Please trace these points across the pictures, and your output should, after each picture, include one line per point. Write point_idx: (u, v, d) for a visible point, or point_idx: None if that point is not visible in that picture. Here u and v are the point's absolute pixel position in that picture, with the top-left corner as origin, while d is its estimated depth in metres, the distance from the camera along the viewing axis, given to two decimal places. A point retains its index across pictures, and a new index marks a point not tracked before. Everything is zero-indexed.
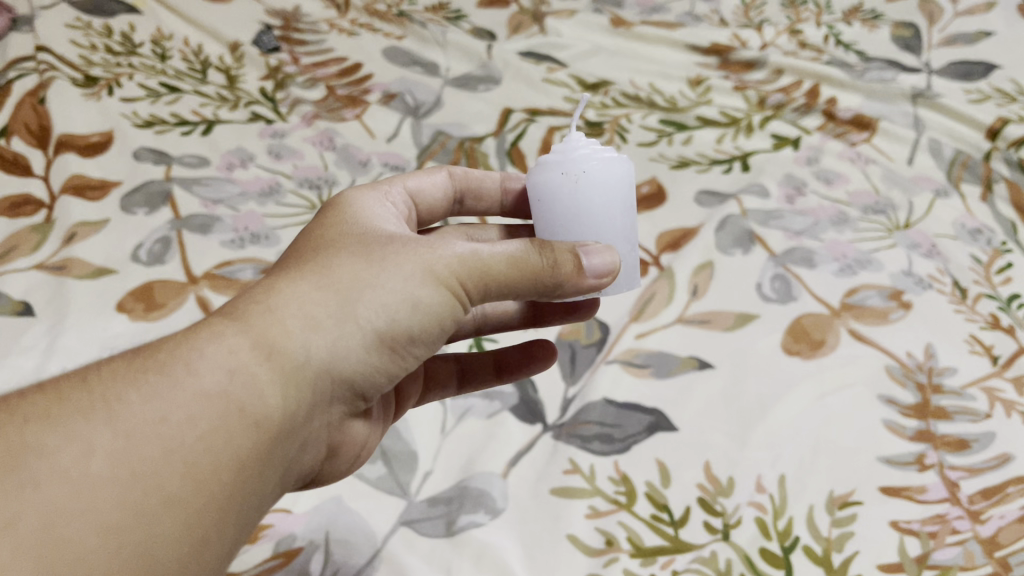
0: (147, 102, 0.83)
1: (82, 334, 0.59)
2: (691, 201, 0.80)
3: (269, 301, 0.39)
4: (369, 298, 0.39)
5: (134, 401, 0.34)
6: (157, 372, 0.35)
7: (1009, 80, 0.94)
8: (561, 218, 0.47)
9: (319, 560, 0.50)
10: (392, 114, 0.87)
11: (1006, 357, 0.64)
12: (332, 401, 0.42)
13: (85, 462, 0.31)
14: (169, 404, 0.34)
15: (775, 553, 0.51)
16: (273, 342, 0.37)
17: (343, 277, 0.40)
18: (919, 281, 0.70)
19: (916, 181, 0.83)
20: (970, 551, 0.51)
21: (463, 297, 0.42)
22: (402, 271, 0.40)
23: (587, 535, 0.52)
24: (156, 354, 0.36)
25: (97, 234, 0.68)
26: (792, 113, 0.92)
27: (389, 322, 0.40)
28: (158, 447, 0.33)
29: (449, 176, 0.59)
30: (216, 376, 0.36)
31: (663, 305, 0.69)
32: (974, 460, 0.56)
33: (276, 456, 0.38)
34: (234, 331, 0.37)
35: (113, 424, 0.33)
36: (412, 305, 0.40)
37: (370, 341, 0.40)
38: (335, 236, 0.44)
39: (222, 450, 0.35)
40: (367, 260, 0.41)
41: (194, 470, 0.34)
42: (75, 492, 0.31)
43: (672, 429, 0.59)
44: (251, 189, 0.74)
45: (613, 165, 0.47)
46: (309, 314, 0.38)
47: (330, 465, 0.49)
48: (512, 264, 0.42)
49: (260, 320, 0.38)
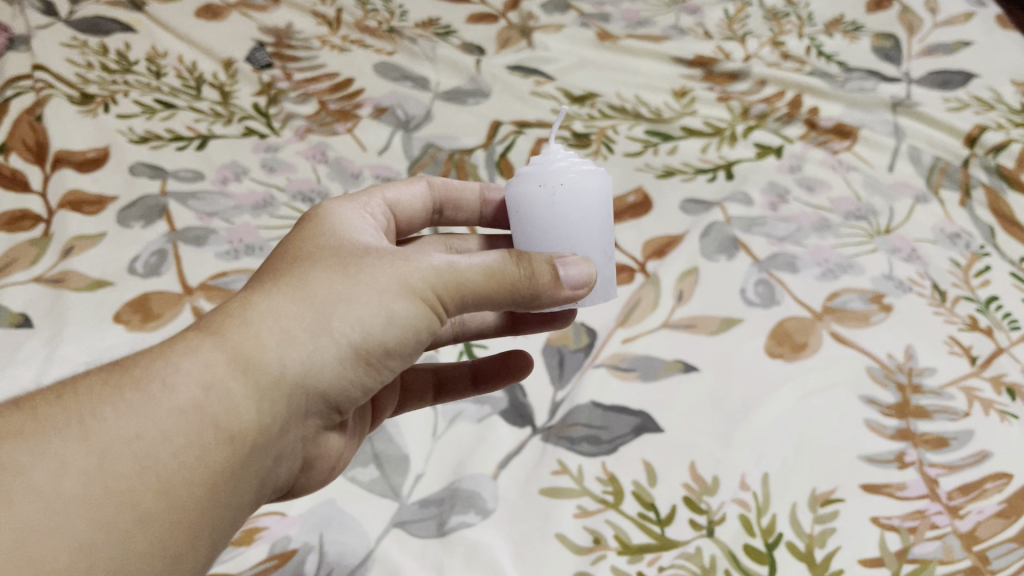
0: (143, 118, 0.85)
1: (80, 346, 0.60)
2: (676, 209, 0.81)
3: (244, 317, 0.40)
4: (343, 313, 0.41)
5: (110, 418, 0.35)
6: (132, 388, 0.36)
7: (987, 88, 0.96)
8: (538, 229, 0.49)
9: (313, 561, 0.51)
10: (383, 127, 0.89)
11: (985, 357, 0.65)
12: (307, 414, 0.43)
13: (59, 481, 0.33)
14: (145, 420, 0.35)
15: (758, 548, 0.52)
16: (249, 356, 0.39)
17: (317, 291, 0.41)
18: (900, 284, 0.72)
19: (896, 188, 0.84)
20: (948, 546, 0.53)
21: (438, 308, 0.43)
22: (376, 286, 0.42)
23: (576, 534, 0.53)
24: (132, 368, 0.37)
25: (94, 247, 0.69)
26: (774, 122, 0.94)
27: (363, 336, 0.41)
28: (132, 464, 0.34)
29: (428, 187, 0.61)
30: (190, 392, 0.37)
31: (649, 310, 0.70)
32: (952, 456, 0.58)
33: (251, 469, 0.40)
34: (210, 347, 0.39)
35: (89, 443, 0.34)
36: (386, 319, 0.42)
37: (345, 354, 0.41)
38: (310, 249, 0.45)
39: (194, 467, 0.36)
40: (342, 274, 0.42)
41: (166, 484, 0.35)
42: (48, 511, 0.32)
43: (658, 430, 0.60)
44: (246, 202, 0.76)
45: (590, 178, 0.48)
46: (285, 328, 0.40)
47: (306, 477, 0.50)
48: (486, 276, 0.43)
49: (235, 334, 0.39)
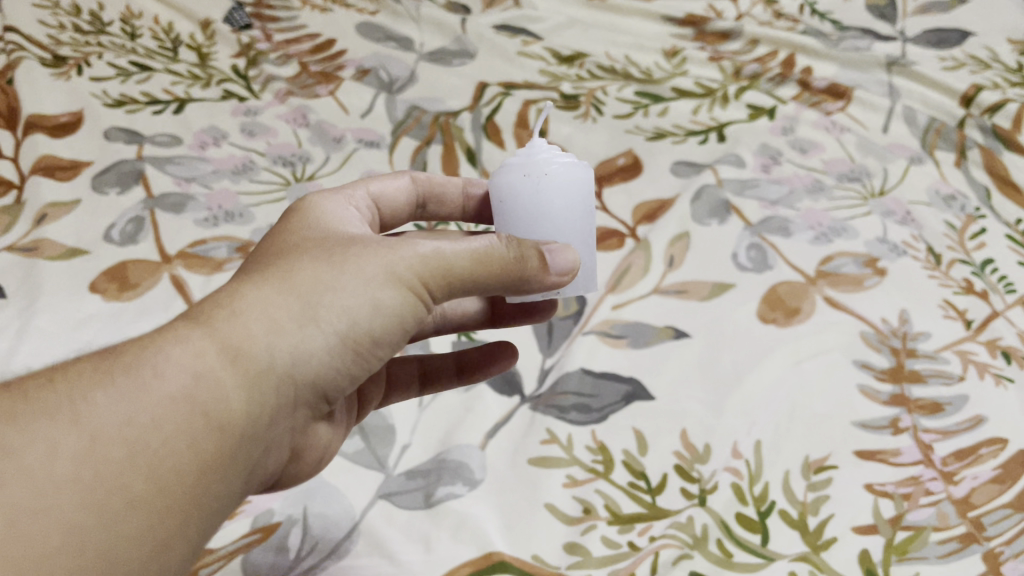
0: (118, 81, 0.82)
1: (55, 317, 0.58)
2: (667, 172, 0.79)
3: (233, 305, 0.38)
4: (332, 302, 0.39)
5: (101, 402, 0.33)
6: (124, 373, 0.34)
7: (983, 47, 0.94)
8: (521, 220, 0.47)
9: (297, 535, 0.50)
10: (366, 89, 0.86)
11: (979, 321, 0.64)
12: (297, 404, 0.41)
13: (49, 464, 0.31)
14: (135, 405, 0.34)
15: (750, 517, 0.52)
16: (238, 344, 0.37)
17: (305, 280, 0.39)
18: (894, 248, 0.71)
19: (890, 149, 0.83)
20: (943, 512, 0.52)
21: (424, 295, 0.42)
22: (364, 274, 0.40)
23: (566, 503, 0.53)
24: (122, 355, 0.36)
25: (68, 215, 0.67)
26: (767, 83, 0.92)
27: (352, 325, 0.40)
28: (123, 448, 0.33)
29: (412, 182, 0.59)
30: (181, 378, 0.35)
31: (640, 275, 0.69)
32: (947, 422, 0.57)
33: (240, 460, 0.38)
34: (200, 334, 0.37)
35: (78, 426, 0.32)
36: (373, 308, 0.40)
37: (334, 344, 0.40)
38: (298, 240, 0.43)
39: (185, 454, 0.34)
40: (330, 263, 0.40)
41: (157, 472, 0.33)
42: (38, 493, 0.30)
43: (648, 398, 0.59)
44: (225, 167, 0.74)
45: (574, 169, 0.47)
46: (274, 316, 0.38)
47: (295, 468, 0.48)
48: (473, 262, 0.43)
49: (226, 322, 0.37)
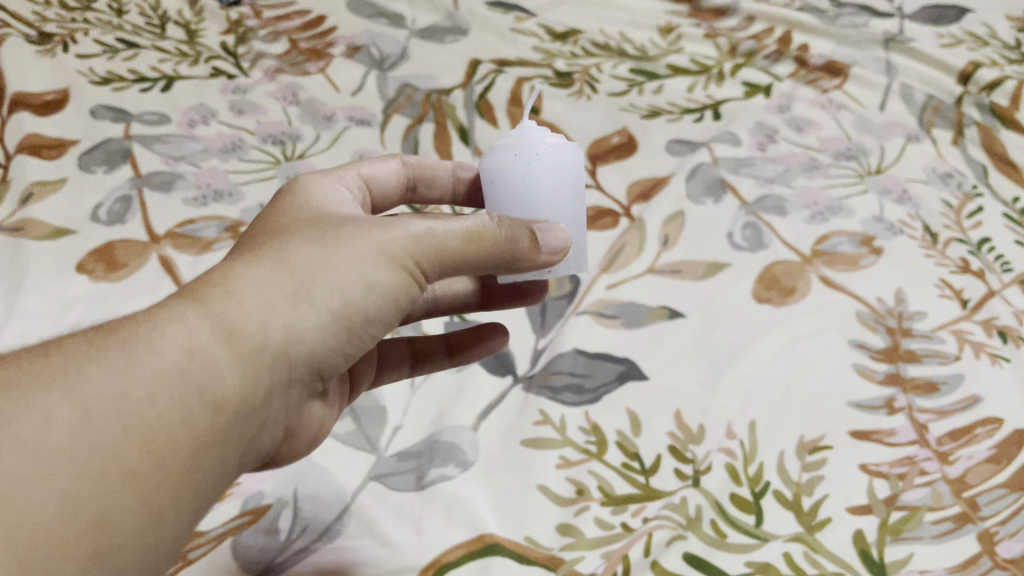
0: (104, 58, 0.81)
1: (41, 298, 0.58)
2: (662, 150, 0.78)
3: (226, 283, 0.37)
4: (326, 281, 0.38)
5: (94, 376, 0.33)
6: (118, 348, 0.34)
7: (981, 24, 0.94)
8: (512, 201, 0.46)
9: (288, 517, 0.49)
10: (357, 67, 0.85)
11: (976, 300, 0.64)
12: (291, 382, 0.40)
13: (42, 436, 0.31)
14: (129, 380, 0.33)
15: (744, 498, 0.51)
16: (232, 322, 0.36)
17: (299, 259, 0.39)
18: (891, 227, 0.70)
19: (887, 127, 0.82)
20: (937, 492, 0.52)
21: (417, 275, 0.41)
22: (357, 253, 0.39)
23: (559, 484, 0.52)
24: (116, 330, 0.35)
25: (55, 194, 0.66)
26: (763, 60, 0.91)
27: (346, 304, 0.39)
28: (115, 424, 0.32)
29: (402, 164, 0.58)
30: (173, 355, 0.34)
31: (634, 255, 0.68)
32: (942, 402, 0.57)
33: (234, 438, 0.37)
34: (194, 310, 0.36)
35: (72, 399, 0.32)
36: (367, 288, 0.40)
37: (327, 323, 0.39)
38: (292, 219, 0.42)
39: (178, 431, 0.34)
40: (323, 241, 0.39)
41: (149, 447, 0.33)
42: (29, 465, 0.30)
43: (642, 378, 0.59)
44: (214, 145, 0.73)
45: (565, 149, 0.46)
46: (267, 295, 0.37)
47: (290, 445, 0.47)
48: (467, 241, 0.42)
49: (219, 300, 0.37)
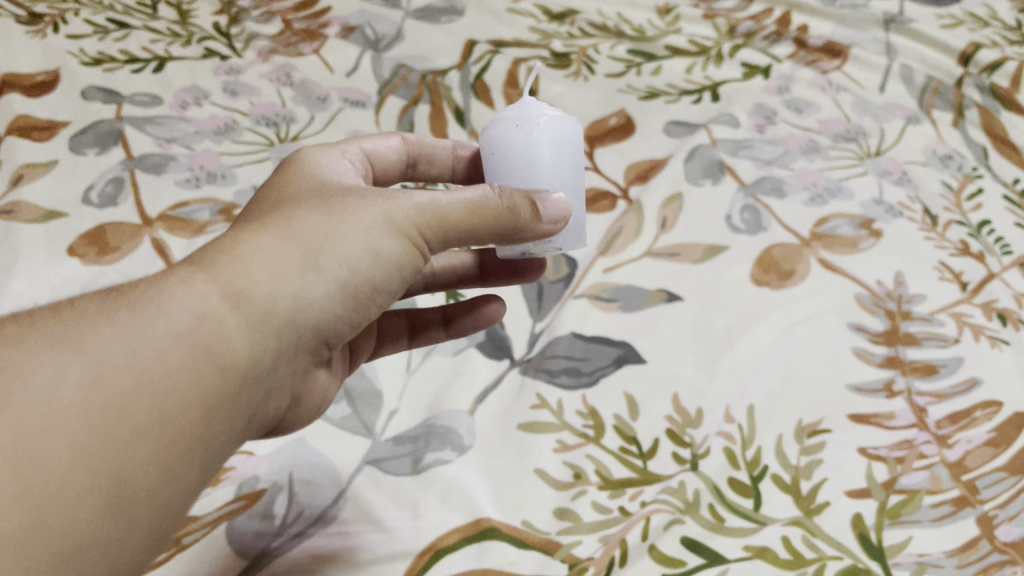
0: (95, 38, 0.80)
1: (32, 281, 0.57)
2: (660, 132, 0.78)
3: (235, 250, 0.37)
4: (333, 249, 0.38)
5: (105, 334, 0.32)
6: (129, 309, 0.34)
7: (982, 5, 0.93)
8: (513, 173, 0.45)
9: (282, 502, 0.49)
10: (351, 47, 0.84)
11: (975, 283, 0.64)
12: (299, 350, 0.40)
13: (55, 390, 0.30)
14: (140, 340, 0.33)
15: (742, 482, 0.51)
16: (240, 288, 0.36)
17: (306, 228, 0.38)
18: (890, 209, 0.70)
19: (887, 109, 0.81)
20: (936, 476, 0.52)
21: (423, 245, 0.41)
22: (364, 222, 0.39)
23: (555, 469, 0.52)
24: (127, 293, 0.35)
25: (45, 176, 0.65)
26: (762, 41, 0.90)
27: (353, 272, 0.39)
28: (127, 381, 0.32)
29: (402, 141, 0.57)
30: (183, 318, 0.34)
31: (632, 238, 0.67)
32: (941, 385, 0.57)
33: (243, 403, 0.37)
34: (202, 276, 0.36)
35: (84, 356, 0.32)
36: (374, 256, 0.39)
37: (334, 292, 0.38)
38: (296, 191, 0.42)
39: (189, 392, 0.33)
40: (330, 211, 0.39)
41: (162, 406, 0.32)
42: (41, 419, 0.29)
43: (640, 362, 0.58)
44: (206, 127, 0.72)
45: (567, 123, 0.45)
46: (275, 262, 0.37)
47: (295, 413, 0.47)
48: (468, 212, 0.41)
49: (228, 266, 0.36)
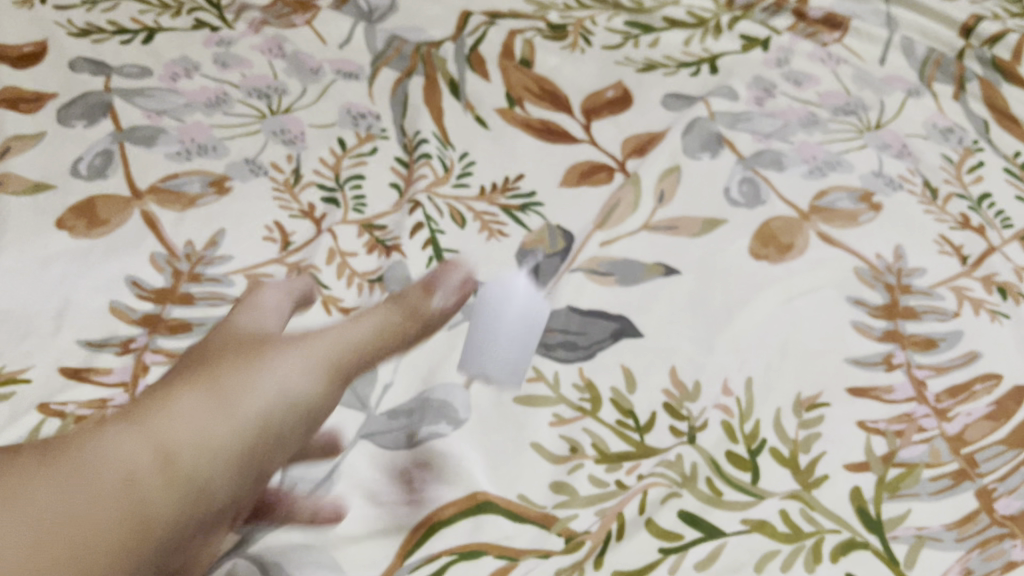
0: (83, 9, 0.78)
1: (21, 256, 0.56)
2: (658, 104, 0.77)
3: (166, 408, 0.36)
4: (261, 396, 0.39)
5: (43, 483, 0.31)
6: (56, 463, 0.32)
7: None
8: None
9: (276, 477, 0.48)
10: (344, 19, 0.82)
11: (976, 256, 0.63)
12: (235, 523, 0.40)
13: (24, 529, 0.29)
14: (91, 483, 0.31)
15: (740, 456, 0.51)
16: (180, 434, 0.35)
17: (227, 385, 0.39)
18: (890, 182, 0.69)
19: (887, 81, 0.80)
20: (936, 449, 0.51)
21: (335, 389, 0.43)
22: (279, 372, 0.41)
23: (552, 442, 0.51)
24: (53, 444, 0.33)
25: (32, 148, 0.64)
26: (761, 13, 0.88)
27: (279, 417, 0.39)
28: (83, 510, 0.30)
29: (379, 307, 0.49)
30: (131, 461, 0.33)
31: (630, 210, 0.66)
32: (941, 358, 0.56)
33: (195, 546, 0.36)
34: (132, 430, 0.35)
35: (21, 509, 0.29)
36: (290, 405, 0.40)
37: (268, 420, 0.39)
38: (201, 355, 0.42)
39: (151, 519, 0.32)
40: (243, 366, 0.40)
41: (129, 525, 0.31)
42: (28, 559, 0.28)
43: (637, 335, 0.57)
44: (197, 100, 0.71)
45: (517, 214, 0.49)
46: (210, 413, 0.37)
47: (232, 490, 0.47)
48: (375, 336, 0.47)
49: (161, 420, 0.35)
